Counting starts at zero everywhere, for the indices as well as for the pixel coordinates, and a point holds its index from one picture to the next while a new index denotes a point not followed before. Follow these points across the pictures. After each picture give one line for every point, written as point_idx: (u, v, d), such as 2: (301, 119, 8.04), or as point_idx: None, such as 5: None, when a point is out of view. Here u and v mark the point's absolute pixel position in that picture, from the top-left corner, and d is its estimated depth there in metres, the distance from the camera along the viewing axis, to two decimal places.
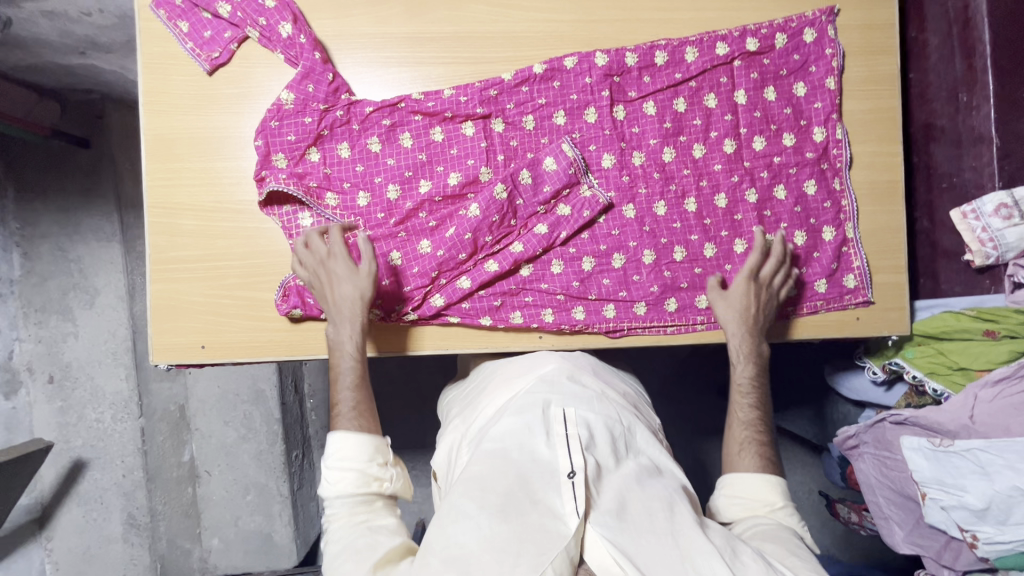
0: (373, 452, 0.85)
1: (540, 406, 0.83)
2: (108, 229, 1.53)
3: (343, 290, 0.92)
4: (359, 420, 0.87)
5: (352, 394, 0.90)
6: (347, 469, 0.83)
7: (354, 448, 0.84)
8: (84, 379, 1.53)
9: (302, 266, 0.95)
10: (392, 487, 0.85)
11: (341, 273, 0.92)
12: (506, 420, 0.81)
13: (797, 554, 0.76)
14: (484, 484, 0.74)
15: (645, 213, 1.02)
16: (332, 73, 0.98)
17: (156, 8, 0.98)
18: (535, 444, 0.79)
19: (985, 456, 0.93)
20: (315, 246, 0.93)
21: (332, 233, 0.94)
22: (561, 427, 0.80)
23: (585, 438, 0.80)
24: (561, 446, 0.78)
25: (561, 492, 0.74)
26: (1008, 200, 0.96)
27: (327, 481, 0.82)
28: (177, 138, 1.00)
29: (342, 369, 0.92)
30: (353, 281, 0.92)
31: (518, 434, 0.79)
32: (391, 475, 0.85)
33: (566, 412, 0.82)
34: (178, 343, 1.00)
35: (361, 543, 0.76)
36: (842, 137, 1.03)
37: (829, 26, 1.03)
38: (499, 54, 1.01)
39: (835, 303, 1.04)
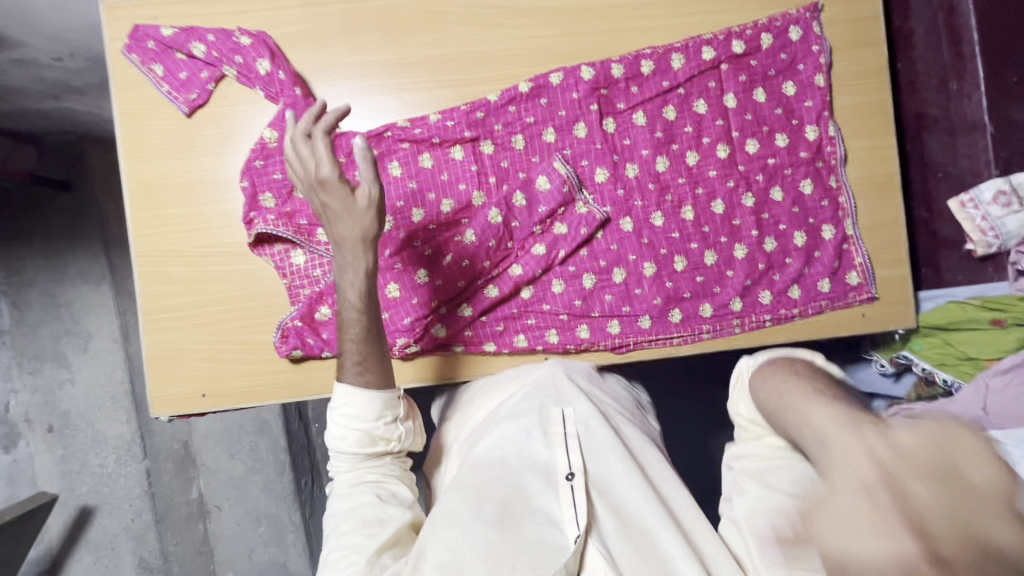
0: (381, 410, 0.78)
1: (536, 412, 0.82)
2: (95, 271, 1.50)
3: (342, 228, 0.79)
4: (366, 373, 0.79)
5: (357, 345, 0.80)
6: (353, 428, 0.77)
7: (362, 405, 0.77)
8: (84, 425, 1.50)
9: (298, 178, 0.83)
10: (401, 443, 0.80)
11: (338, 205, 0.79)
12: (502, 426, 0.80)
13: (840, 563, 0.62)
14: (482, 492, 0.72)
15: (642, 225, 1.01)
16: (315, 107, 0.96)
17: (128, 53, 0.95)
18: (533, 449, 0.78)
19: (1010, 450, 0.89)
20: (304, 157, 0.80)
21: (318, 139, 0.79)
22: (560, 431, 0.79)
23: (583, 443, 0.78)
24: (560, 447, 0.77)
25: (559, 499, 0.73)
26: (1005, 187, 0.96)
27: (333, 434, 0.77)
28: (160, 184, 0.97)
29: (347, 320, 0.81)
30: (352, 215, 0.79)
31: (515, 440, 0.79)
32: (401, 434, 0.79)
33: (565, 412, 0.81)
34: (179, 393, 0.98)
35: (370, 513, 0.74)
36: (835, 134, 1.03)
37: (815, 22, 1.02)
38: (483, 75, 0.99)
39: (840, 302, 1.03)
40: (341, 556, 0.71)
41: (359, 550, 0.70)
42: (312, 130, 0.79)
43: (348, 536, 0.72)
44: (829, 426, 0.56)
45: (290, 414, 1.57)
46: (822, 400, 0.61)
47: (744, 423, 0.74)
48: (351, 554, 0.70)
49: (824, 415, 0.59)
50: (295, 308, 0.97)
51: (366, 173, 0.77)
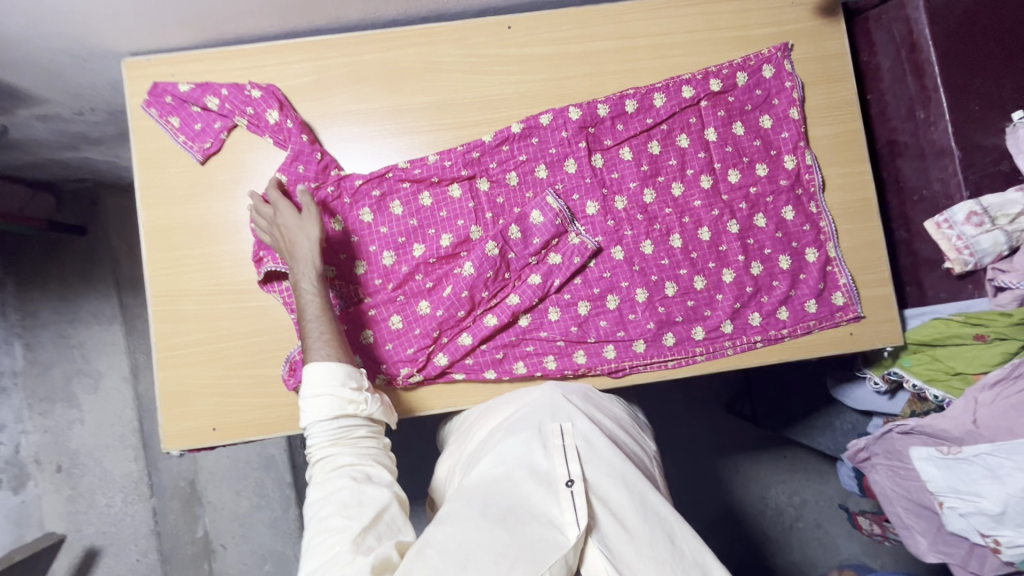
0: (345, 378, 0.85)
1: (536, 425, 0.83)
2: (107, 311, 1.55)
3: (294, 235, 0.94)
4: (329, 348, 0.88)
5: (319, 323, 0.91)
6: (321, 394, 0.84)
7: (325, 374, 0.85)
8: (92, 464, 1.52)
9: (262, 231, 0.98)
10: (368, 409, 0.85)
11: (291, 223, 0.94)
12: (502, 440, 0.81)
13: None
14: (486, 497, 0.73)
15: (633, 253, 1.05)
16: (321, 152, 1.02)
17: (147, 107, 1.02)
18: (534, 458, 0.78)
19: (994, 460, 0.94)
20: (264, 210, 0.96)
21: (270, 190, 0.97)
22: (559, 440, 0.79)
23: (584, 451, 0.79)
24: (559, 456, 0.77)
25: (560, 501, 0.73)
26: (977, 207, 1.00)
27: (303, 409, 0.83)
28: (176, 227, 1.03)
29: (305, 301, 0.92)
30: (302, 227, 0.94)
31: (516, 453, 0.78)
32: (367, 398, 0.86)
33: (564, 425, 0.82)
34: (190, 427, 1.01)
35: (348, 496, 0.76)
36: (813, 162, 1.08)
37: (786, 60, 1.09)
38: (479, 118, 1.06)
39: (828, 321, 1.06)
40: (323, 539, 0.72)
41: (341, 532, 0.72)
42: (254, 197, 0.97)
43: (329, 520, 0.73)
44: None
45: (295, 448, 1.59)
46: None
47: None
48: (334, 536, 0.71)
49: None
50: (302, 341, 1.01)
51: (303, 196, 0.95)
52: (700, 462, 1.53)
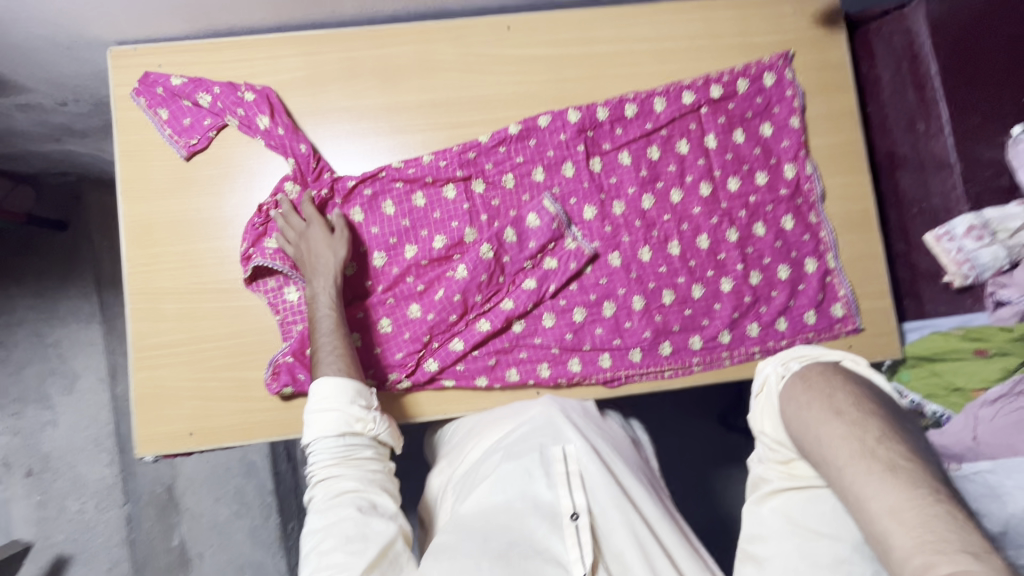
0: (354, 395, 0.83)
1: (536, 449, 0.80)
2: (86, 309, 1.49)
3: (320, 253, 0.94)
4: (341, 362, 0.86)
5: (332, 339, 0.89)
6: (330, 410, 0.82)
7: (335, 391, 0.83)
8: (65, 468, 1.46)
9: (284, 243, 0.95)
10: (376, 430, 0.83)
11: (320, 241, 0.94)
12: (501, 467, 0.78)
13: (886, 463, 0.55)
14: (486, 533, 0.71)
15: (630, 259, 1.03)
16: (316, 158, 0.99)
17: (136, 97, 0.99)
18: (536, 488, 0.76)
19: (993, 479, 0.87)
20: (293, 221, 0.95)
21: (305, 206, 0.96)
22: (561, 467, 0.78)
23: (587, 478, 0.77)
24: (562, 486, 0.76)
25: (564, 536, 0.72)
26: (977, 221, 0.99)
27: (309, 424, 0.81)
28: (157, 223, 0.99)
29: (320, 315, 0.91)
30: (331, 246, 0.94)
31: (517, 481, 0.77)
32: (375, 418, 0.84)
33: (566, 449, 0.80)
34: (166, 432, 0.97)
35: (352, 529, 0.73)
36: (812, 172, 1.07)
37: (786, 69, 1.08)
38: (475, 118, 1.03)
39: (826, 333, 1.05)
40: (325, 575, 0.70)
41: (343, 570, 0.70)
42: (283, 204, 0.96)
43: (331, 554, 0.71)
44: (890, 523, 0.53)
45: (277, 455, 1.53)
46: (872, 467, 0.56)
47: (771, 445, 0.69)
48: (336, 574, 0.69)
49: (880, 499, 0.54)
50: (287, 344, 0.97)
51: (340, 226, 0.96)
52: (694, 475, 1.50)
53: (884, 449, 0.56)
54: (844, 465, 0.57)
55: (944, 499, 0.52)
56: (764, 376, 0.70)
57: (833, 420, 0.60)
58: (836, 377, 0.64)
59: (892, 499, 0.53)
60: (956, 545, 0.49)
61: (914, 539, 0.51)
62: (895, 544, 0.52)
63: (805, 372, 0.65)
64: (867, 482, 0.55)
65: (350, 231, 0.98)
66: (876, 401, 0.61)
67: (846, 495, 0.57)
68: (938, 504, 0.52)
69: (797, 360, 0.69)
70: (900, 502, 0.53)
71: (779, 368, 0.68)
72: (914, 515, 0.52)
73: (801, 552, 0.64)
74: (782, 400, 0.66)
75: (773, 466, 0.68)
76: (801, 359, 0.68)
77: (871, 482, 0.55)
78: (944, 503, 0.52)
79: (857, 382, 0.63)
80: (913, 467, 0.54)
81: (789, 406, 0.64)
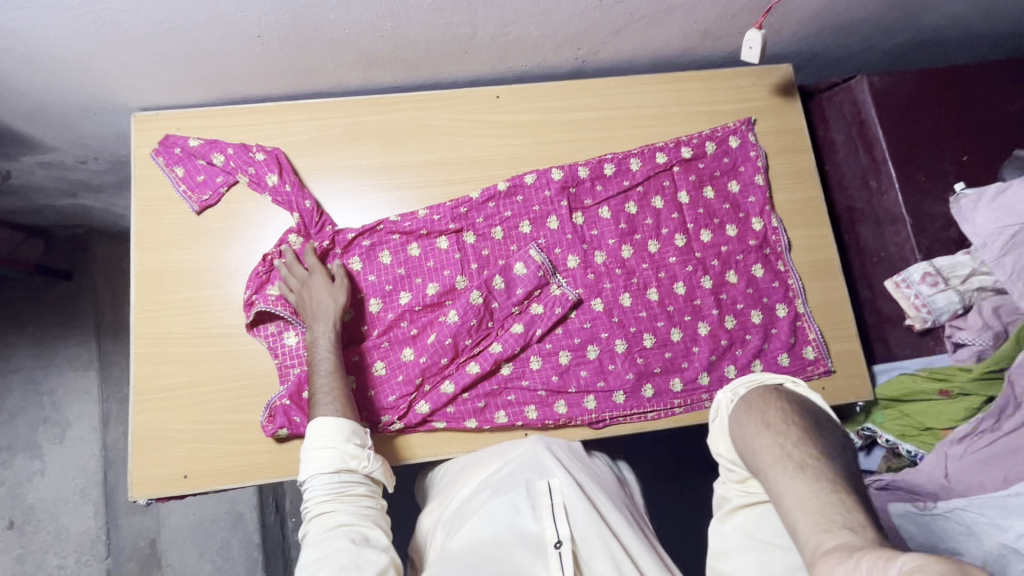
0: (349, 434, 0.87)
1: (522, 484, 0.83)
2: (84, 358, 1.52)
3: (320, 299, 1.00)
4: (337, 403, 0.90)
5: (329, 381, 0.93)
6: (325, 447, 0.85)
7: (330, 429, 0.86)
8: (48, 520, 1.44)
9: (286, 290, 1.02)
10: (370, 467, 0.86)
11: (320, 287, 1.01)
12: (489, 501, 0.82)
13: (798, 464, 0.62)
14: (477, 566, 0.75)
15: (612, 305, 1.09)
16: (326, 220, 1.08)
17: (155, 156, 1.07)
18: (522, 521, 0.80)
19: (968, 516, 0.92)
20: (296, 270, 1.02)
21: (307, 256, 1.03)
22: (547, 500, 0.82)
23: (571, 510, 0.81)
24: (547, 518, 0.80)
25: (549, 564, 0.77)
26: (930, 268, 1.07)
27: (306, 461, 0.85)
28: (167, 271, 1.05)
29: (319, 358, 0.96)
30: (331, 293, 1.01)
31: (505, 515, 0.80)
32: (370, 455, 0.87)
33: (552, 483, 0.84)
34: (160, 475, 0.99)
35: (346, 559, 0.76)
36: (778, 225, 1.16)
37: (749, 133, 1.19)
38: (467, 177, 1.13)
39: (800, 375, 1.10)
40: None
41: None
42: (287, 255, 1.03)
43: None
44: (797, 513, 0.59)
45: (265, 505, 1.52)
46: (785, 467, 0.62)
47: (727, 465, 0.73)
48: None
49: (791, 494, 0.61)
50: (283, 387, 1.01)
51: (338, 274, 1.03)
52: (684, 522, 1.50)
53: (799, 451, 0.63)
54: (767, 468, 0.64)
55: (846, 493, 0.59)
56: (719, 402, 0.75)
57: (759, 429, 0.67)
58: (773, 395, 0.70)
59: (800, 494, 0.60)
60: (848, 528, 0.56)
61: (815, 526, 0.57)
62: (800, 530, 0.59)
63: (748, 395, 0.71)
64: (781, 481, 0.62)
65: (349, 279, 1.05)
66: (804, 413, 0.68)
67: (769, 494, 0.64)
68: (836, 495, 0.58)
69: (745, 385, 0.75)
70: (805, 495, 0.60)
71: (730, 393, 0.73)
72: (816, 506, 0.58)
73: (760, 565, 0.69)
74: (729, 421, 0.72)
75: (733, 485, 0.73)
76: (747, 384, 0.74)
77: (784, 480, 0.62)
78: (845, 496, 0.59)
79: (788, 397, 0.70)
80: (820, 465, 0.61)
81: (731, 423, 0.71)
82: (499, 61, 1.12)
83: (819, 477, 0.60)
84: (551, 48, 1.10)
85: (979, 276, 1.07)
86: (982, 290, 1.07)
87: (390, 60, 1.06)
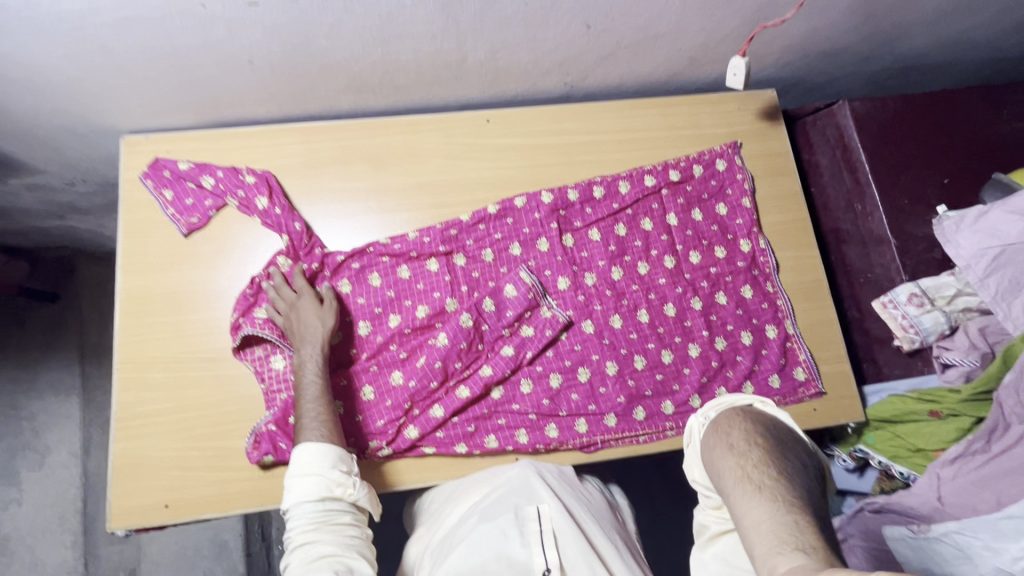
0: (335, 460, 0.85)
1: (511, 510, 0.82)
2: (67, 382, 1.49)
3: (309, 322, 0.99)
4: (324, 429, 0.88)
5: (316, 406, 0.91)
6: (310, 475, 0.83)
7: (316, 455, 0.84)
8: (24, 551, 1.39)
9: (276, 313, 1.01)
10: (355, 495, 0.84)
11: (309, 311, 1.00)
12: (477, 528, 0.80)
13: (756, 485, 0.61)
14: None
15: (603, 326, 1.09)
16: (320, 246, 1.08)
17: (144, 178, 1.06)
18: (510, 548, 0.78)
19: (963, 539, 0.91)
20: (285, 293, 1.01)
21: (296, 278, 1.02)
22: (535, 526, 0.80)
23: (560, 537, 0.79)
24: (536, 545, 0.78)
25: None
26: (916, 289, 1.08)
27: (290, 488, 0.83)
28: (153, 295, 1.04)
29: (306, 383, 0.94)
30: (319, 316, 0.99)
31: (493, 542, 0.78)
32: (355, 483, 0.85)
33: (541, 508, 0.82)
34: (141, 505, 0.96)
35: None
36: (766, 246, 1.17)
37: (736, 156, 1.21)
38: (457, 200, 1.13)
39: (791, 397, 1.10)
40: None
41: None
42: (276, 277, 1.02)
43: None
44: (753, 536, 0.59)
45: (251, 533, 1.48)
46: (745, 490, 0.62)
47: (704, 492, 0.72)
48: None
49: (749, 516, 0.60)
50: (270, 413, 0.99)
51: (329, 296, 1.02)
52: (678, 547, 1.47)
53: (759, 471, 0.63)
54: (729, 490, 0.64)
55: (802, 515, 0.58)
56: (691, 427, 0.75)
57: (722, 451, 0.66)
58: (739, 416, 0.70)
59: (757, 516, 0.59)
60: (800, 550, 0.55)
61: (769, 549, 0.57)
62: (756, 553, 0.58)
63: (716, 418, 0.71)
64: (741, 503, 0.62)
65: (338, 301, 1.04)
66: (768, 433, 0.67)
67: (731, 518, 0.63)
68: (791, 516, 0.58)
69: (716, 408, 0.74)
70: (761, 517, 0.59)
71: (701, 418, 0.72)
72: (771, 528, 0.58)
73: None
74: (699, 446, 0.71)
75: (710, 512, 0.72)
76: (717, 407, 0.74)
77: (742, 502, 0.61)
78: (800, 517, 0.58)
79: (754, 418, 0.69)
80: (778, 486, 0.61)
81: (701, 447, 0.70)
82: (489, 86, 1.13)
83: (776, 498, 0.60)
84: (540, 73, 1.12)
85: (964, 296, 1.08)
86: (967, 311, 1.08)
87: (380, 85, 1.07)
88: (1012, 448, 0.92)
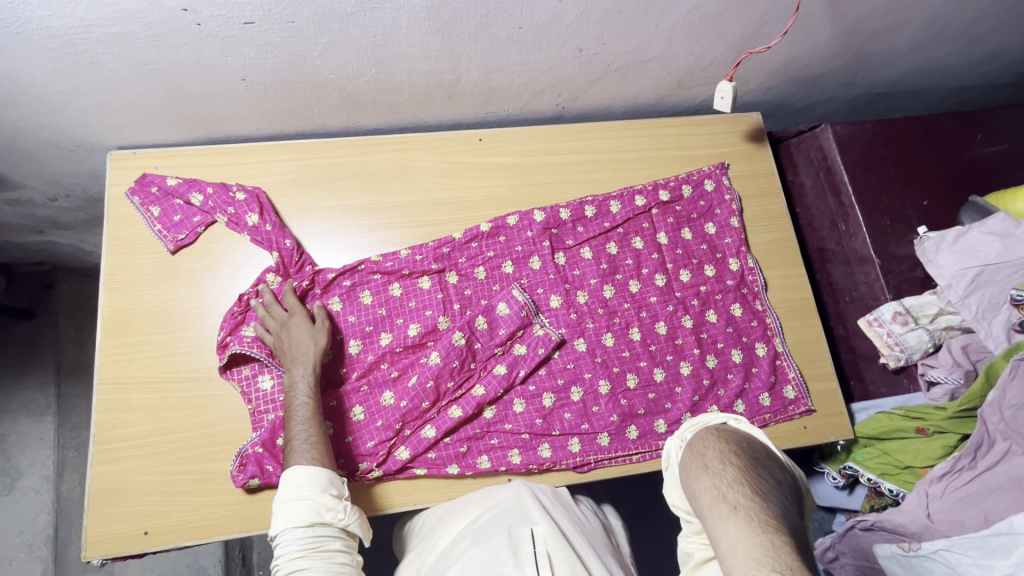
0: (326, 484, 0.83)
1: (504, 531, 0.81)
2: (41, 402, 1.44)
3: (300, 341, 0.97)
4: (313, 451, 0.86)
5: (305, 429, 0.89)
6: (299, 499, 0.81)
7: (305, 479, 0.82)
8: None
9: (264, 331, 0.99)
10: (346, 520, 0.82)
11: (299, 330, 0.98)
12: (469, 551, 0.79)
13: (732, 506, 0.61)
14: None
15: (595, 345, 1.09)
16: (310, 266, 1.06)
17: (130, 195, 1.05)
18: (503, 569, 0.75)
19: (952, 556, 0.92)
20: (275, 311, 0.99)
21: (285, 296, 1.00)
22: (529, 548, 0.78)
23: (555, 560, 0.77)
24: (530, 566, 0.76)
25: None
26: (900, 308, 1.11)
27: (278, 513, 0.80)
28: (137, 313, 1.02)
29: (296, 405, 0.92)
30: (310, 335, 0.98)
31: (486, 565, 0.76)
32: (346, 507, 0.83)
33: (535, 530, 0.81)
34: (118, 531, 0.92)
35: None
36: (754, 265, 1.19)
37: (723, 177, 1.23)
38: (450, 218, 1.14)
39: (782, 415, 1.11)
40: None
41: None
42: (265, 295, 1.00)
43: None
44: (731, 558, 0.58)
45: (231, 559, 1.43)
46: (721, 511, 0.61)
47: (685, 516, 0.70)
48: None
49: (726, 538, 0.59)
50: (257, 434, 0.97)
51: (319, 315, 1.01)
52: (670, 567, 1.46)
53: (735, 492, 0.62)
54: (705, 513, 0.63)
55: (778, 535, 0.57)
56: (668, 449, 0.73)
57: (697, 471, 0.66)
58: (714, 436, 0.69)
59: (734, 538, 0.58)
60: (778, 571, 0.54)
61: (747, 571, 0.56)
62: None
63: (692, 438, 0.70)
64: (717, 524, 0.60)
65: (328, 320, 1.02)
66: (741, 453, 0.67)
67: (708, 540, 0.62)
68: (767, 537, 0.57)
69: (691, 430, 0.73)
70: (738, 538, 0.58)
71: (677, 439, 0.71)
72: (748, 550, 0.57)
73: None
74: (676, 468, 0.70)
75: (694, 539, 0.70)
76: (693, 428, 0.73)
77: (719, 524, 0.60)
78: (776, 537, 0.57)
79: (729, 438, 0.69)
80: (753, 506, 0.60)
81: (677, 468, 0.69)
82: (482, 105, 1.15)
83: (751, 518, 0.59)
84: (533, 94, 1.14)
85: (947, 315, 1.10)
86: (950, 329, 1.10)
87: (375, 104, 1.08)
88: (997, 465, 0.94)
